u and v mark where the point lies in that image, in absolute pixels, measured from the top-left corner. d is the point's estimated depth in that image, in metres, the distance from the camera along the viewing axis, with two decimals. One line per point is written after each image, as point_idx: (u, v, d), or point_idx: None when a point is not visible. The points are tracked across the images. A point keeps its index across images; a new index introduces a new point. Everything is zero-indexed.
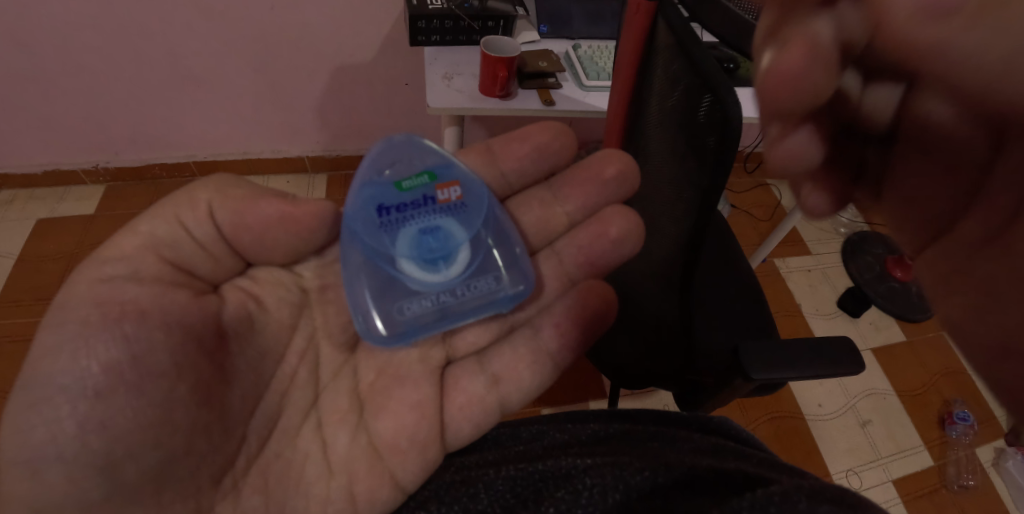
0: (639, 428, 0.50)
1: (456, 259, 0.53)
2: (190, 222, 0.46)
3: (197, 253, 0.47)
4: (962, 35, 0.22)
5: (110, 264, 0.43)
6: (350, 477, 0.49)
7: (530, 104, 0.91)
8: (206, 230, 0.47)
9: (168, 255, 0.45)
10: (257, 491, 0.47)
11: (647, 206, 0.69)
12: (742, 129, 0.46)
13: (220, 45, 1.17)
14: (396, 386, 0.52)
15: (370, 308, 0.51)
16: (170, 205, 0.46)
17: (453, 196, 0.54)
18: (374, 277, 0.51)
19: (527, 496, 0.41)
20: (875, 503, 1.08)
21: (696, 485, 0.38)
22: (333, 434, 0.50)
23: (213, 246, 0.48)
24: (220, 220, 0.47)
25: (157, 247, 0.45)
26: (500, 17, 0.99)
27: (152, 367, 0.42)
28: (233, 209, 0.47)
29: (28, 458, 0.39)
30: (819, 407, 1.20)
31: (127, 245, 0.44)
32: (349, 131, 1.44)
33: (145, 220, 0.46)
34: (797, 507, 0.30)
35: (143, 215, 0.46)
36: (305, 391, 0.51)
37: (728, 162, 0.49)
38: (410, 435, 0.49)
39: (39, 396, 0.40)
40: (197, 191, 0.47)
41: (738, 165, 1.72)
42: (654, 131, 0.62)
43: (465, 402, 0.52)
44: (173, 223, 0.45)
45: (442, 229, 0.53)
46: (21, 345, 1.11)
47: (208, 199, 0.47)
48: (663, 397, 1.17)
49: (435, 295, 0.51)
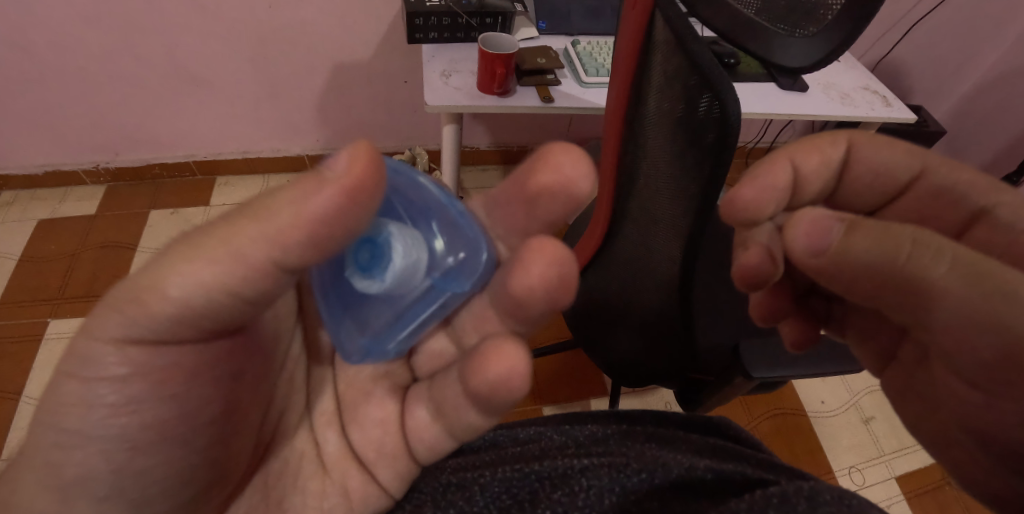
0: (638, 430, 0.50)
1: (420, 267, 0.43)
2: (237, 283, 0.35)
3: (238, 311, 0.38)
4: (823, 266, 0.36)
5: (134, 328, 0.36)
6: (342, 475, 0.49)
7: (529, 101, 0.90)
8: (258, 287, 0.36)
9: (207, 323, 0.37)
10: (254, 488, 0.46)
11: (640, 211, 0.67)
12: (742, 124, 0.49)
13: (219, 44, 1.17)
14: (378, 392, 0.51)
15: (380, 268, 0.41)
16: (210, 258, 0.34)
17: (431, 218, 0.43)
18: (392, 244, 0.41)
19: (524, 497, 0.41)
20: (877, 500, 1.07)
21: (694, 488, 0.37)
22: (325, 434, 0.50)
23: (259, 299, 0.38)
24: (280, 274, 0.36)
25: (197, 316, 0.36)
26: (499, 14, 0.98)
27: None
28: (297, 258, 0.35)
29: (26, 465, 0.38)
30: (821, 404, 1.20)
31: (161, 311, 0.35)
32: (349, 131, 1.44)
33: (173, 280, 0.34)
34: (794, 508, 0.30)
35: (173, 268, 0.34)
36: (299, 393, 0.50)
37: (728, 155, 0.51)
38: (377, 449, 0.49)
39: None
40: (242, 240, 0.34)
41: (739, 161, 1.72)
42: (651, 131, 0.61)
43: (420, 429, 0.49)
44: (215, 290, 0.35)
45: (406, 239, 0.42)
46: (23, 345, 1.12)
47: (262, 253, 0.34)
48: (665, 394, 1.17)
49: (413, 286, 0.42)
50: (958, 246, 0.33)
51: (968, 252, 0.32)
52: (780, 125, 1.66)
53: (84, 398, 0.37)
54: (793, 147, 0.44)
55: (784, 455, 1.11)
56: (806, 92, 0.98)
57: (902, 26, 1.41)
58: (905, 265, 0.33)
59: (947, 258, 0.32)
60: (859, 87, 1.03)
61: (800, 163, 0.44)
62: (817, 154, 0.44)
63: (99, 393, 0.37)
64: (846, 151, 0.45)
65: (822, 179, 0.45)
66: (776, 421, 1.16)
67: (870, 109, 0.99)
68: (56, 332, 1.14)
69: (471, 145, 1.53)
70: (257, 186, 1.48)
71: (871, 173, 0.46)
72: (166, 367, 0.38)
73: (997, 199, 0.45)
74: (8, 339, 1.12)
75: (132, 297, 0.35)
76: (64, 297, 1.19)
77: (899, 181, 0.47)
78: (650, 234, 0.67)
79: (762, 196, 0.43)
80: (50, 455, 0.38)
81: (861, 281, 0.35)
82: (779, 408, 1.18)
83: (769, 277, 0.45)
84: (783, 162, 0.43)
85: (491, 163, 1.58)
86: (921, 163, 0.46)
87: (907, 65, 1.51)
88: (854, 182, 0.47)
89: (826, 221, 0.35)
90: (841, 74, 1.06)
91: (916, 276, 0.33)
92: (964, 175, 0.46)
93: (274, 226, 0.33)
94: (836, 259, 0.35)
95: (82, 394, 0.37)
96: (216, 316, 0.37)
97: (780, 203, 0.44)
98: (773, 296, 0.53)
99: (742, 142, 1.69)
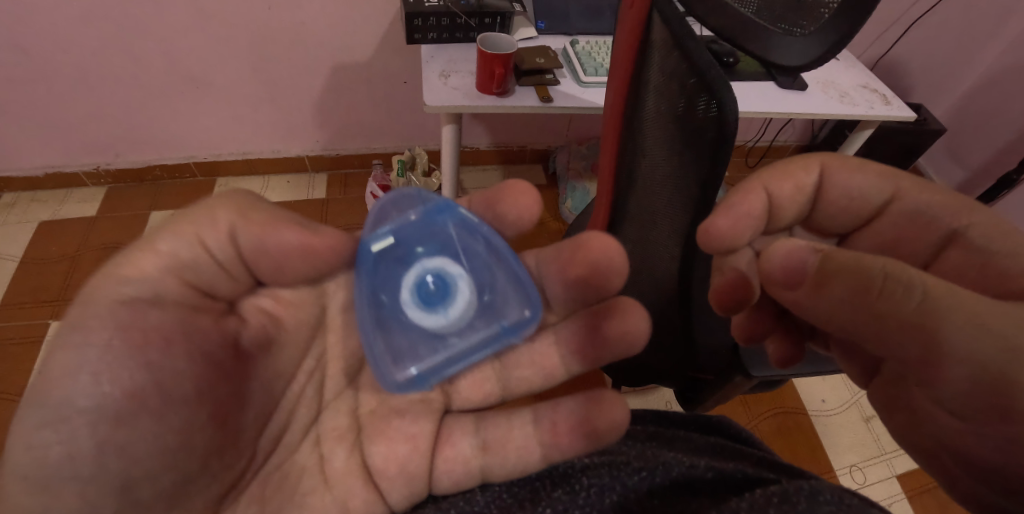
0: (639, 430, 0.50)
1: (456, 310, 0.52)
2: (212, 245, 0.43)
3: (218, 275, 0.44)
4: (808, 295, 0.41)
5: (129, 283, 0.42)
6: (346, 493, 0.47)
7: (528, 101, 0.90)
8: (229, 253, 0.44)
9: (189, 277, 0.43)
10: (251, 499, 0.45)
11: (640, 207, 0.68)
12: (739, 121, 0.48)
13: (219, 45, 1.17)
14: (399, 411, 0.51)
15: (408, 306, 0.52)
16: (187, 221, 0.43)
17: (489, 275, 0.54)
18: (419, 281, 0.52)
19: (524, 497, 0.41)
20: (878, 499, 1.07)
21: (694, 486, 0.37)
22: (332, 449, 0.48)
23: (236, 269, 0.45)
24: (242, 244, 0.44)
25: (178, 269, 0.42)
26: (497, 14, 0.98)
27: (152, 386, 0.41)
28: (256, 235, 0.44)
29: (38, 470, 0.39)
30: (822, 403, 1.20)
31: (148, 267, 0.42)
32: (349, 132, 1.44)
33: (165, 237, 0.43)
34: (795, 507, 0.30)
35: (162, 231, 0.43)
36: (308, 409, 0.50)
37: (725, 154, 0.50)
38: (401, 463, 0.48)
39: (44, 407, 0.40)
40: (219, 209, 0.43)
41: (739, 160, 1.73)
42: (649, 129, 0.61)
43: (450, 457, 0.48)
44: (194, 245, 0.43)
45: (456, 286, 0.53)
46: (24, 347, 1.12)
47: (230, 220, 0.43)
48: (665, 394, 1.17)
49: (439, 328, 0.52)
50: (929, 278, 0.36)
51: (940, 283, 0.35)
52: (780, 124, 1.66)
53: (68, 368, 0.40)
54: (767, 175, 0.48)
55: (784, 454, 1.11)
56: (806, 90, 0.98)
57: (903, 23, 1.40)
58: (879, 299, 0.36)
59: (917, 290, 0.35)
60: (859, 85, 1.03)
61: (774, 192, 0.48)
62: (790, 181, 0.48)
63: (89, 373, 0.40)
64: (819, 177, 0.49)
65: (797, 206, 0.49)
66: (777, 420, 1.16)
67: (869, 107, 0.99)
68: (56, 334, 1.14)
69: (471, 146, 1.53)
70: (257, 186, 1.48)
71: (845, 199, 0.49)
72: (145, 330, 0.41)
73: (968, 221, 0.45)
74: (8, 341, 1.13)
75: (125, 255, 0.42)
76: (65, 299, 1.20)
77: (872, 204, 0.49)
78: (652, 231, 0.66)
79: (738, 225, 0.47)
80: (61, 463, 0.39)
81: (840, 314, 0.39)
82: (780, 407, 1.18)
83: (741, 298, 0.49)
84: (757, 190, 0.47)
85: (491, 163, 1.58)
86: (892, 188, 0.48)
87: (906, 63, 1.51)
88: (830, 206, 0.50)
89: (801, 254, 0.41)
90: (840, 72, 1.06)
91: (889, 308, 0.36)
92: (935, 197, 0.47)
93: (252, 219, 0.44)
94: (804, 279, 0.41)
95: (69, 365, 0.40)
96: (201, 273, 0.43)
97: (754, 231, 0.48)
98: (751, 321, 0.56)
99: (742, 141, 1.69)
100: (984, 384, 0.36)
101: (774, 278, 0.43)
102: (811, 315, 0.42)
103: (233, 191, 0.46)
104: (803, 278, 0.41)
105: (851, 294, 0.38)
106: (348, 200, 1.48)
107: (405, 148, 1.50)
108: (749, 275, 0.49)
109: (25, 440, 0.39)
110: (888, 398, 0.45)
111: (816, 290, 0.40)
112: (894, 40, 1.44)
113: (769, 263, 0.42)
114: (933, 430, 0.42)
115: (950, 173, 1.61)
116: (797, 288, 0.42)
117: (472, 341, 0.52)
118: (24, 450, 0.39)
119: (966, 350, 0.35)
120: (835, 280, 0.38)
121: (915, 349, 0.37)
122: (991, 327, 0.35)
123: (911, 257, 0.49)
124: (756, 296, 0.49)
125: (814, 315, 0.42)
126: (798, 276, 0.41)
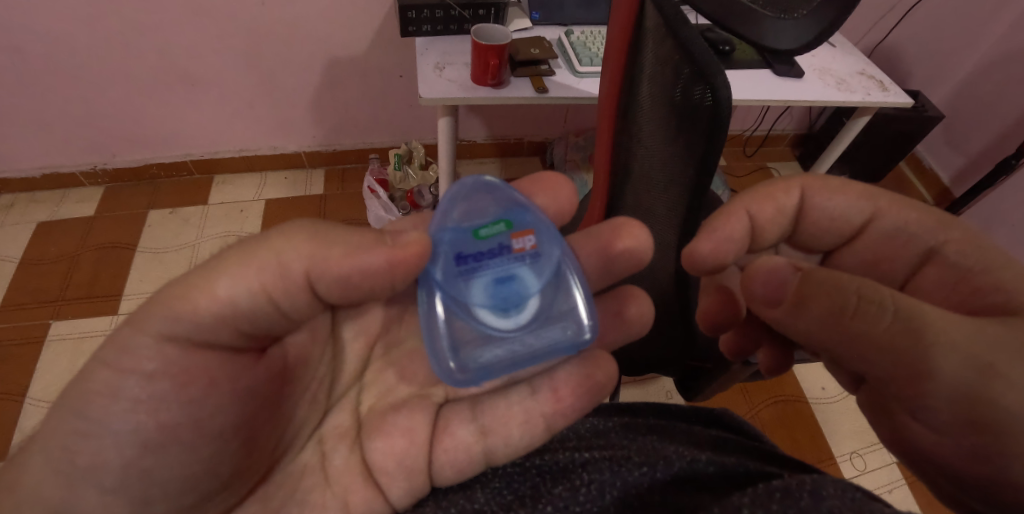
0: (639, 421, 0.49)
1: (528, 306, 0.50)
2: (277, 292, 0.42)
3: (249, 299, 0.41)
4: (788, 313, 0.41)
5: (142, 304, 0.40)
6: (344, 487, 0.47)
7: (523, 91, 0.90)
8: (295, 297, 0.44)
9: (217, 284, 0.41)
10: (256, 498, 0.46)
11: (638, 199, 0.67)
12: (731, 108, 0.47)
13: (211, 40, 1.16)
14: (393, 407, 0.51)
15: (489, 304, 0.49)
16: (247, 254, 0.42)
17: (527, 245, 0.51)
18: (493, 280, 0.49)
19: (525, 493, 0.40)
20: (877, 485, 1.08)
21: (699, 485, 0.36)
22: (334, 446, 0.49)
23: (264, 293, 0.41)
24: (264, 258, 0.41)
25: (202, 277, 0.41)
26: (491, 5, 0.97)
27: (147, 395, 0.41)
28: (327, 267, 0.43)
29: (64, 463, 0.40)
30: (822, 390, 1.20)
31: (205, 309, 0.40)
32: (346, 126, 1.43)
33: (223, 281, 0.40)
34: (798, 503, 0.30)
35: (219, 272, 0.41)
36: (309, 412, 0.50)
37: (720, 138, 0.49)
38: (402, 456, 0.48)
39: (58, 418, 0.40)
40: (289, 251, 0.41)
41: (737, 150, 1.74)
42: (644, 117, 0.61)
43: (452, 445, 0.48)
44: (259, 293, 0.41)
45: (515, 277, 0.50)
46: (31, 347, 1.13)
47: (304, 266, 0.42)
48: (666, 383, 1.17)
49: (516, 339, 0.49)
50: (898, 296, 0.37)
51: (911, 302, 0.37)
52: (779, 112, 1.64)
53: (110, 381, 0.40)
54: (748, 198, 0.47)
55: (784, 442, 1.12)
56: (802, 78, 0.97)
57: (899, 10, 1.41)
58: (852, 319, 0.38)
59: (889, 310, 0.37)
60: (856, 72, 1.02)
61: (756, 215, 0.47)
62: (771, 203, 0.47)
63: (127, 386, 0.40)
64: (800, 199, 0.48)
65: (778, 228, 0.48)
66: (777, 408, 1.17)
67: (867, 94, 0.98)
68: (58, 334, 1.15)
69: (468, 139, 1.53)
70: (255, 184, 1.48)
71: (826, 219, 0.49)
72: (201, 348, 0.42)
73: (944, 239, 0.46)
74: (8, 342, 1.13)
75: None
76: (65, 299, 1.20)
77: (852, 224, 0.49)
78: (650, 222, 0.66)
79: (720, 249, 0.46)
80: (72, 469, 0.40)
81: (818, 331, 0.40)
82: (780, 395, 1.18)
83: (725, 320, 0.54)
84: (739, 214, 0.46)
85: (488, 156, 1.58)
86: (872, 207, 0.48)
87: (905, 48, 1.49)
88: (810, 226, 0.50)
89: (782, 273, 0.42)
90: (838, 58, 1.05)
91: (861, 328, 0.37)
92: (912, 216, 0.47)
93: (337, 259, 0.42)
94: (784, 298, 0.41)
95: (110, 379, 0.40)
96: (253, 320, 0.42)
97: (740, 251, 0.47)
98: (739, 335, 0.57)
99: (740, 130, 1.68)
100: (961, 400, 0.36)
101: (754, 282, 0.43)
102: (799, 329, 0.41)
103: (298, 221, 0.44)
104: (783, 296, 0.41)
105: (838, 310, 0.38)
106: (348, 195, 1.48)
107: (403, 142, 1.50)
108: (732, 292, 0.54)
109: (55, 436, 0.40)
110: (870, 408, 0.45)
111: (797, 311, 0.41)
112: (889, 29, 1.47)
113: (749, 285, 0.43)
114: (921, 451, 0.42)
115: (949, 159, 1.60)
116: (778, 305, 0.42)
117: (550, 345, 0.49)
118: (55, 441, 0.40)
119: (950, 373, 0.36)
120: (811, 301, 0.39)
121: (899, 361, 0.37)
122: (958, 346, 0.36)
123: (891, 274, 0.49)
124: (741, 315, 0.54)
125: (794, 331, 0.42)
126: (778, 294, 0.42)
